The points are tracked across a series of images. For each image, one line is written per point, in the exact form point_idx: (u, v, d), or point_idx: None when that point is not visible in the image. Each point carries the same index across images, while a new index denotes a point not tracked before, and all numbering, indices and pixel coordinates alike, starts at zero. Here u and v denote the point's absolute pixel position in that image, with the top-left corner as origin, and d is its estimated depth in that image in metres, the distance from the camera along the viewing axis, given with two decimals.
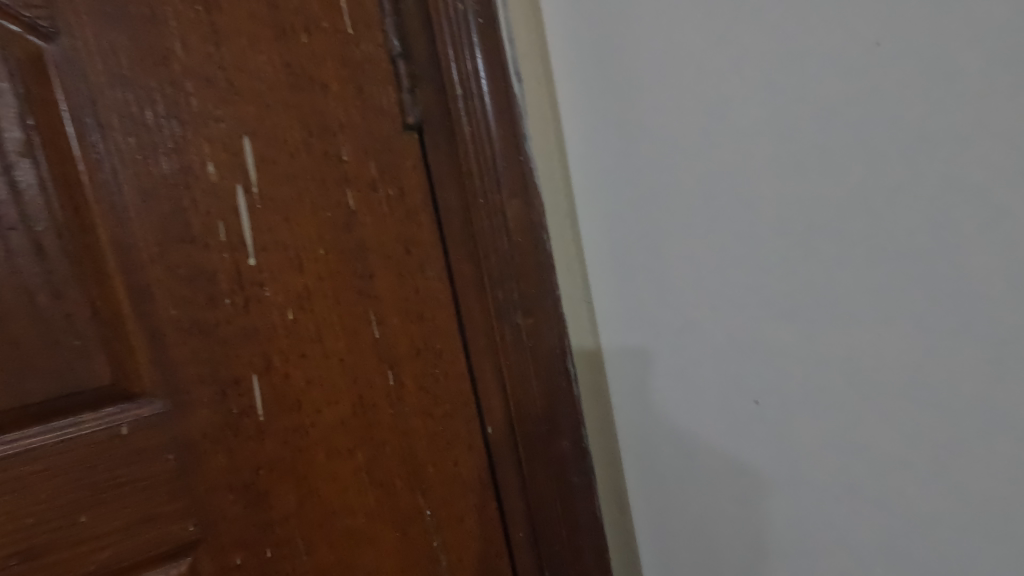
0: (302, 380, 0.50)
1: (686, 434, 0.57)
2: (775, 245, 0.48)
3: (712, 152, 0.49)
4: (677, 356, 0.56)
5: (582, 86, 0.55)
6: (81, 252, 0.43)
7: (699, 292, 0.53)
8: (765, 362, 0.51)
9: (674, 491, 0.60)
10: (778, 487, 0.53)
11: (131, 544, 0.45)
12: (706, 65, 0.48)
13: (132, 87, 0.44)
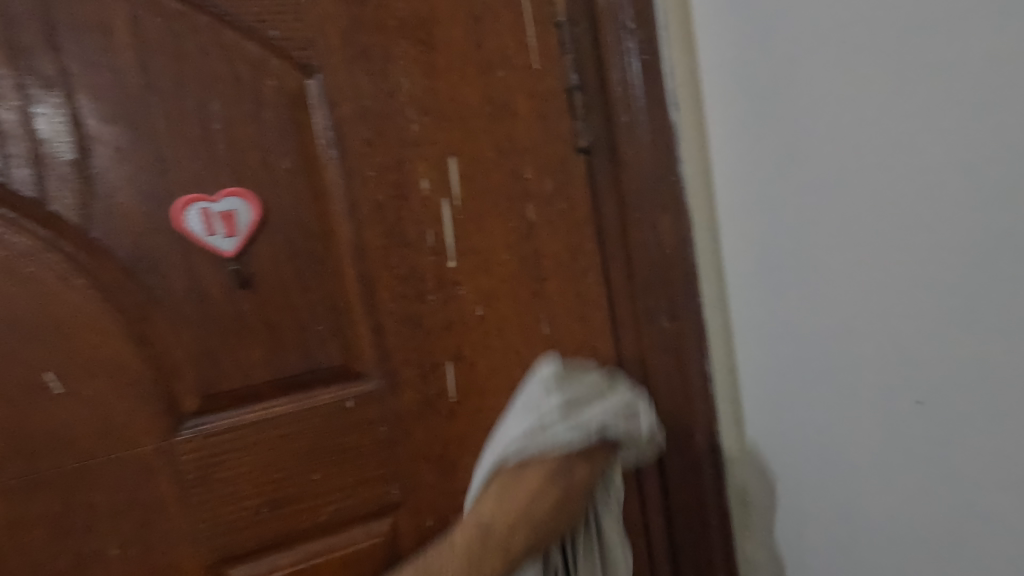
0: (486, 369, 0.57)
1: (829, 432, 0.55)
2: (940, 230, 0.43)
3: (862, 136, 0.47)
4: (822, 352, 0.54)
5: (730, 96, 0.57)
6: (324, 253, 0.52)
7: (849, 284, 0.50)
8: (919, 359, 0.46)
9: (817, 493, 0.58)
10: (940, 502, 0.47)
11: (350, 502, 0.53)
12: (849, 48, 0.46)
13: (367, 114, 0.52)
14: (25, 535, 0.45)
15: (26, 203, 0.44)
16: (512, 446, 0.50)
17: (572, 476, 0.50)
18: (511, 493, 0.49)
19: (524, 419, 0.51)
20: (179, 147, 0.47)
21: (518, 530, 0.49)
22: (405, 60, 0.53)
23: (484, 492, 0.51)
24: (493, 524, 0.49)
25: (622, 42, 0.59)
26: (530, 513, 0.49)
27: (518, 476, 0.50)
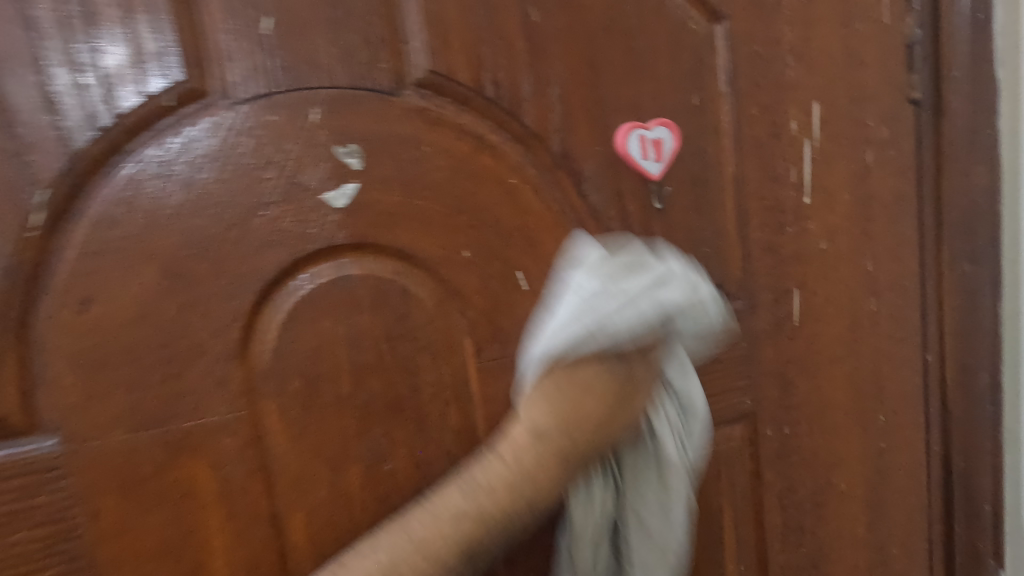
0: (822, 297, 0.63)
1: None
2: None
3: None
4: None
5: None
6: (715, 182, 0.57)
7: None
8: None
9: None
10: None
11: (716, 407, 0.60)
12: None
13: (757, 59, 0.58)
14: (494, 412, 0.52)
15: (514, 124, 0.50)
16: (577, 339, 0.41)
17: (625, 411, 0.42)
18: (559, 400, 0.41)
19: (571, 322, 0.42)
20: (621, 80, 0.53)
21: (511, 501, 0.40)
22: (788, 10, 0.58)
23: (534, 392, 0.42)
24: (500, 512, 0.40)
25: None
26: (557, 466, 0.40)
27: (562, 385, 0.41)
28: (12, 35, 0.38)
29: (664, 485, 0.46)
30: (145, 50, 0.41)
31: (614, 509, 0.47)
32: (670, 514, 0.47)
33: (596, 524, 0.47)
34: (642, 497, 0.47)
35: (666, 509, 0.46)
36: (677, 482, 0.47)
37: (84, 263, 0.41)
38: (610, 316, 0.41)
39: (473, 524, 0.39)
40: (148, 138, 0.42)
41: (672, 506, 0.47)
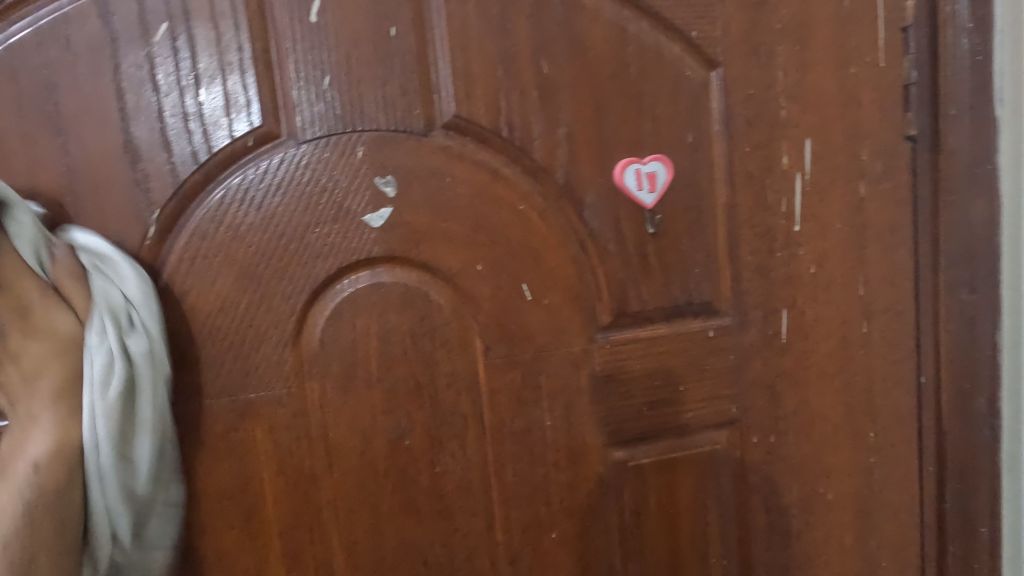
0: (813, 317, 0.69)
1: None
2: None
3: None
4: None
5: None
6: (707, 210, 0.64)
7: None
8: None
9: None
10: None
11: (704, 412, 0.67)
12: None
13: (751, 101, 0.64)
14: (500, 402, 0.61)
15: (525, 159, 0.59)
16: (115, 259, 0.50)
17: (59, 318, 0.49)
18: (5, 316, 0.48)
19: None
20: (622, 121, 0.61)
21: (80, 420, 0.49)
22: (783, 57, 0.64)
23: None
24: (47, 383, 0.48)
25: (957, 41, 0.66)
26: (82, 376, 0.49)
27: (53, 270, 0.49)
28: (141, 93, 0.51)
29: (98, 450, 0.48)
30: (235, 103, 0.53)
31: (106, 442, 0.48)
32: (112, 445, 0.48)
33: (157, 440, 0.50)
34: (110, 445, 0.48)
35: (101, 426, 0.47)
36: (100, 398, 0.47)
37: (183, 265, 0.53)
38: (121, 282, 0.50)
39: (62, 401, 0.48)
40: (233, 170, 0.54)
41: (106, 447, 0.48)
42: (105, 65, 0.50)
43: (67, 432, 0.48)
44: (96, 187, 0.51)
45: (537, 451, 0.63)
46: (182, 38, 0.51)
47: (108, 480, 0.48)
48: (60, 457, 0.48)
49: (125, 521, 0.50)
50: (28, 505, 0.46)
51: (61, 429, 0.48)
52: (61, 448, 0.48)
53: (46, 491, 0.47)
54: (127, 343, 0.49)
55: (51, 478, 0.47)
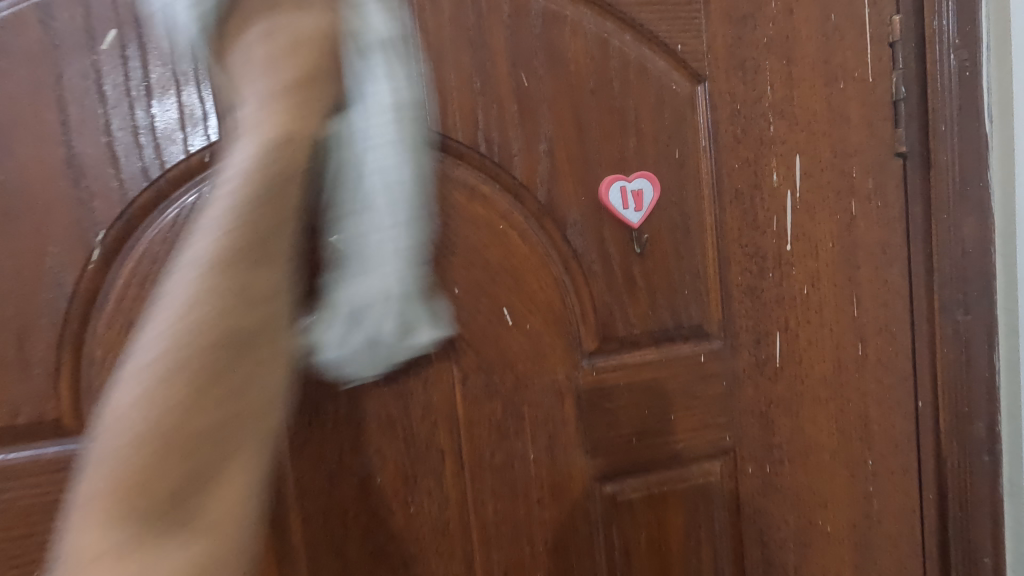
0: (806, 340, 0.66)
1: None
2: None
3: None
4: None
5: None
6: (695, 229, 0.62)
7: None
8: None
9: None
10: None
11: (696, 442, 0.63)
12: None
13: (738, 116, 0.62)
14: (479, 435, 0.57)
15: (504, 176, 0.56)
16: (370, 17, 0.38)
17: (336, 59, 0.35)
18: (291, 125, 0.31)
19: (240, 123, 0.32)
20: (605, 137, 0.58)
21: (274, 211, 0.30)
22: (770, 72, 0.63)
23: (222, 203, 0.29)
24: (277, 86, 0.32)
25: (944, 57, 0.64)
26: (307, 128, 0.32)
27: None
28: (87, 105, 0.47)
29: (370, 193, 0.40)
30: (190, 116, 0.49)
31: (365, 234, 0.41)
32: (387, 215, 0.40)
33: (360, 269, 0.42)
34: (354, 223, 0.41)
35: (392, 199, 0.40)
36: (381, 157, 0.39)
37: (131, 291, 0.49)
38: (383, 65, 0.38)
39: (285, 78, 0.32)
40: (188, 188, 0.50)
41: (383, 212, 0.40)
42: (46, 75, 0.47)
43: (273, 188, 0.30)
44: (34, 206, 0.47)
45: (520, 487, 0.58)
46: (133, 46, 0.48)
47: (376, 290, 0.42)
48: (251, 218, 0.29)
49: (369, 327, 0.44)
50: (215, 338, 0.28)
51: (268, 190, 0.30)
52: (234, 231, 0.29)
53: (227, 307, 0.28)
54: (394, 77, 0.38)
55: (239, 283, 0.29)
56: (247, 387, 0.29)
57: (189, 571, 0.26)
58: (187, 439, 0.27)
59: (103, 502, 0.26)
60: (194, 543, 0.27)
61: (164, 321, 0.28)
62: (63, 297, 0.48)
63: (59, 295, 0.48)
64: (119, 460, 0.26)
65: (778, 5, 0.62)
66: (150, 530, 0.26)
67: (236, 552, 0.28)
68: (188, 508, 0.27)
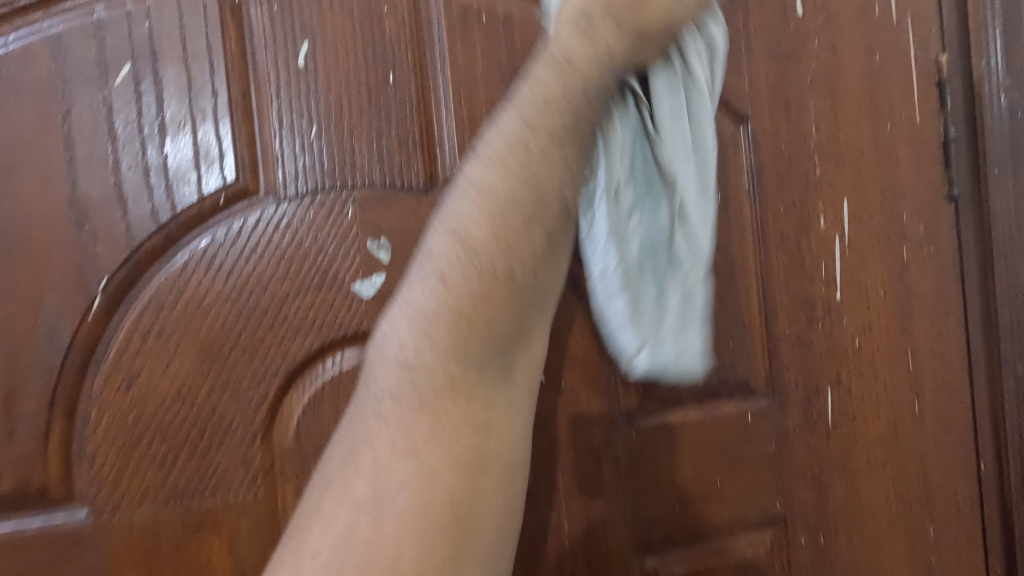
0: (861, 396, 0.60)
1: None
2: None
3: None
4: None
5: None
6: (740, 277, 0.57)
7: None
8: None
9: None
10: None
11: (744, 509, 0.58)
12: None
13: (784, 157, 0.59)
14: None
15: None
16: (666, 79, 0.42)
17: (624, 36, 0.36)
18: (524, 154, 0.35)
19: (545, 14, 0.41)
20: None
21: (535, 225, 0.36)
22: (814, 111, 0.59)
23: (484, 179, 0.35)
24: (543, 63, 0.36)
25: (992, 99, 0.61)
26: (545, 174, 0.36)
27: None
28: (96, 142, 0.44)
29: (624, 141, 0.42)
30: (206, 154, 0.46)
31: (610, 170, 0.42)
32: (685, 206, 0.43)
33: (646, 244, 0.44)
34: (644, 225, 0.44)
35: (691, 204, 0.43)
36: (688, 148, 0.44)
37: (133, 343, 0.45)
38: (683, 77, 0.43)
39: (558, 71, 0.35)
40: (200, 232, 0.46)
41: (626, 195, 0.43)
42: (54, 111, 0.43)
43: (513, 202, 0.35)
44: (33, 251, 0.43)
45: (552, 562, 0.52)
46: (147, 81, 0.45)
47: (688, 290, 0.44)
48: (515, 167, 0.35)
49: (651, 301, 0.45)
50: (514, 253, 0.35)
51: (504, 204, 0.35)
52: (493, 212, 0.35)
53: (517, 251, 0.35)
54: (695, 76, 0.43)
55: (529, 204, 0.35)
56: (544, 277, 0.39)
57: (453, 428, 0.34)
58: (490, 322, 0.35)
59: (415, 393, 0.33)
60: (490, 406, 0.36)
61: (462, 242, 0.34)
62: (59, 349, 0.44)
63: (54, 349, 0.44)
64: (417, 366, 0.33)
65: (820, 44, 0.59)
66: (451, 403, 0.34)
67: (519, 406, 0.38)
68: (503, 363, 0.37)
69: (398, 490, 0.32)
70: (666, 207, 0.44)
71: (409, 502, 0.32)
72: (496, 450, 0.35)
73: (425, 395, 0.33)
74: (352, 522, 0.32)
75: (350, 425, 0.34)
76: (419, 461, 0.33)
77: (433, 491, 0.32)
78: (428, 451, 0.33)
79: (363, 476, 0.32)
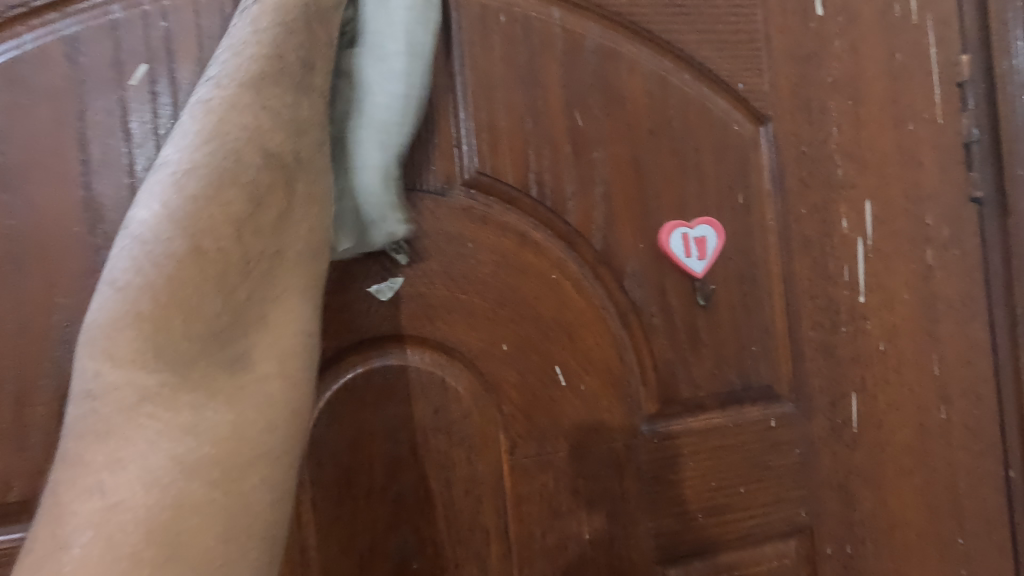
0: (886, 402, 0.59)
1: None
2: None
3: None
4: None
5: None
6: (762, 281, 0.56)
7: None
8: None
9: None
10: None
11: (769, 519, 0.56)
12: None
13: (805, 158, 0.58)
14: (527, 513, 0.50)
15: (557, 223, 0.51)
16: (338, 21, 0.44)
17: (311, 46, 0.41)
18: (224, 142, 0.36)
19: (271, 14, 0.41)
20: (665, 180, 0.54)
21: (226, 201, 0.35)
22: (836, 112, 0.59)
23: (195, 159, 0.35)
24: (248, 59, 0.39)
25: (1017, 96, 0.57)
26: (236, 160, 0.36)
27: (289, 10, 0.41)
28: (110, 143, 0.43)
29: (391, 51, 0.44)
30: None
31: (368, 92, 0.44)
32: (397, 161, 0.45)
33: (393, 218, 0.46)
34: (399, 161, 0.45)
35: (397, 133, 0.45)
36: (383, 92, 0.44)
37: None
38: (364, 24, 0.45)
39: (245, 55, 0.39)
40: None
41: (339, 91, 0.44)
42: (68, 111, 0.43)
43: (210, 178, 0.35)
44: (47, 253, 0.42)
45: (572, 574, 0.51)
46: (163, 82, 0.44)
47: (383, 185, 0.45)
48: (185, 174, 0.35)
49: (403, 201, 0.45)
50: (214, 235, 0.34)
51: (202, 179, 0.35)
52: (187, 193, 0.34)
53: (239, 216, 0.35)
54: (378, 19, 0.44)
55: (216, 191, 0.35)
56: (258, 245, 0.36)
57: (222, 471, 0.31)
58: (189, 297, 0.32)
59: (106, 395, 0.30)
60: (226, 402, 0.32)
61: (145, 226, 0.34)
62: (70, 354, 0.43)
63: (66, 353, 0.42)
64: (116, 378, 0.30)
65: (841, 44, 0.59)
66: (163, 408, 0.30)
67: (254, 404, 0.33)
68: (225, 352, 0.34)
69: (80, 528, 0.27)
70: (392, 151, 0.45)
71: (130, 543, 0.27)
72: (242, 459, 0.32)
73: (233, 451, 0.31)
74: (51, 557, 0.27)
75: (46, 488, 0.30)
76: (131, 481, 0.28)
77: (159, 538, 0.28)
78: (185, 491, 0.29)
79: (71, 496, 0.28)
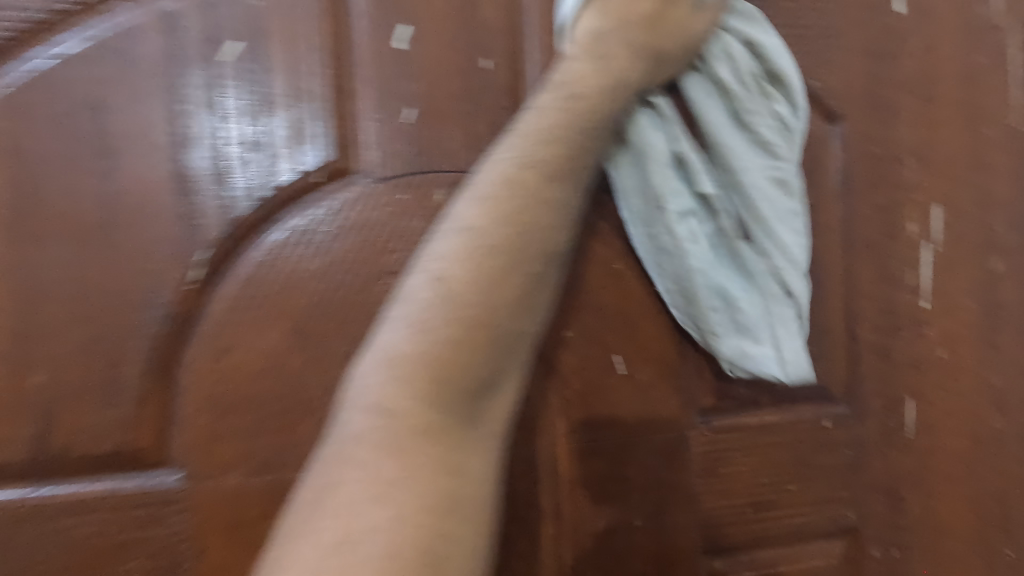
0: (941, 409, 0.58)
1: None
2: None
3: None
4: None
5: None
6: (822, 279, 0.56)
7: None
8: None
9: None
10: None
11: (815, 518, 0.57)
12: None
13: (873, 158, 0.57)
14: (580, 496, 0.51)
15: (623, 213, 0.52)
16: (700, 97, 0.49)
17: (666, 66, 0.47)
18: (519, 210, 0.41)
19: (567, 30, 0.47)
20: None
21: (496, 266, 0.39)
22: (908, 112, 0.57)
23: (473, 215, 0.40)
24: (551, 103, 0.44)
25: None
26: (515, 228, 0.40)
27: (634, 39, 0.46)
28: (201, 117, 0.45)
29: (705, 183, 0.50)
30: (304, 133, 0.46)
31: (694, 227, 0.50)
32: (752, 298, 0.51)
33: (791, 348, 0.50)
34: (750, 299, 0.51)
35: (745, 275, 0.51)
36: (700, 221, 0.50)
37: (228, 315, 0.46)
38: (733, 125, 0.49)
39: (573, 105, 0.44)
40: (296, 210, 0.47)
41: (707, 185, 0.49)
42: (164, 86, 0.44)
43: (495, 244, 0.39)
44: (137, 220, 0.44)
45: (619, 558, 0.52)
46: (254, 60, 0.46)
47: (777, 324, 0.51)
48: (496, 223, 0.40)
49: (677, 301, 0.52)
50: (485, 303, 0.38)
51: (480, 245, 0.39)
52: (466, 252, 0.39)
53: (498, 275, 0.39)
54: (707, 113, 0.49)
55: (502, 260, 0.39)
56: (506, 323, 0.40)
57: (448, 499, 0.33)
58: (460, 351, 0.37)
59: (380, 429, 0.34)
60: (457, 444, 0.36)
61: (446, 280, 0.38)
62: (157, 317, 0.45)
63: (154, 316, 0.45)
64: (392, 411, 0.34)
65: (919, 42, 0.57)
66: (418, 436, 0.34)
67: (477, 454, 0.37)
68: (475, 405, 0.38)
69: (370, 522, 0.31)
70: (740, 283, 0.51)
71: (377, 547, 0.30)
72: (462, 495, 0.34)
73: (453, 495, 0.34)
74: (328, 555, 0.30)
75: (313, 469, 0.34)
76: (387, 492, 0.32)
77: (398, 558, 0.30)
78: (413, 510, 0.32)
79: (332, 517, 0.31)
